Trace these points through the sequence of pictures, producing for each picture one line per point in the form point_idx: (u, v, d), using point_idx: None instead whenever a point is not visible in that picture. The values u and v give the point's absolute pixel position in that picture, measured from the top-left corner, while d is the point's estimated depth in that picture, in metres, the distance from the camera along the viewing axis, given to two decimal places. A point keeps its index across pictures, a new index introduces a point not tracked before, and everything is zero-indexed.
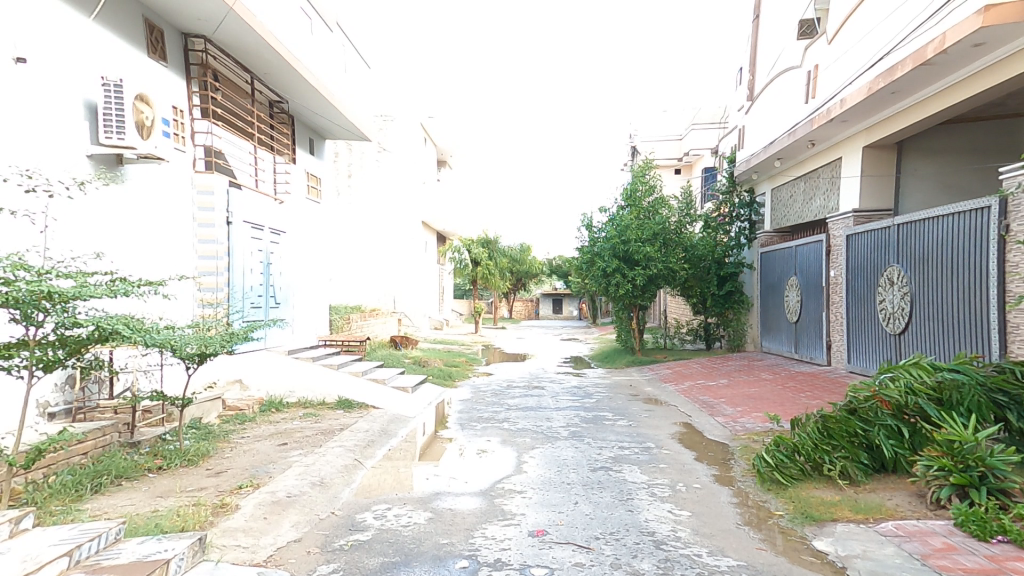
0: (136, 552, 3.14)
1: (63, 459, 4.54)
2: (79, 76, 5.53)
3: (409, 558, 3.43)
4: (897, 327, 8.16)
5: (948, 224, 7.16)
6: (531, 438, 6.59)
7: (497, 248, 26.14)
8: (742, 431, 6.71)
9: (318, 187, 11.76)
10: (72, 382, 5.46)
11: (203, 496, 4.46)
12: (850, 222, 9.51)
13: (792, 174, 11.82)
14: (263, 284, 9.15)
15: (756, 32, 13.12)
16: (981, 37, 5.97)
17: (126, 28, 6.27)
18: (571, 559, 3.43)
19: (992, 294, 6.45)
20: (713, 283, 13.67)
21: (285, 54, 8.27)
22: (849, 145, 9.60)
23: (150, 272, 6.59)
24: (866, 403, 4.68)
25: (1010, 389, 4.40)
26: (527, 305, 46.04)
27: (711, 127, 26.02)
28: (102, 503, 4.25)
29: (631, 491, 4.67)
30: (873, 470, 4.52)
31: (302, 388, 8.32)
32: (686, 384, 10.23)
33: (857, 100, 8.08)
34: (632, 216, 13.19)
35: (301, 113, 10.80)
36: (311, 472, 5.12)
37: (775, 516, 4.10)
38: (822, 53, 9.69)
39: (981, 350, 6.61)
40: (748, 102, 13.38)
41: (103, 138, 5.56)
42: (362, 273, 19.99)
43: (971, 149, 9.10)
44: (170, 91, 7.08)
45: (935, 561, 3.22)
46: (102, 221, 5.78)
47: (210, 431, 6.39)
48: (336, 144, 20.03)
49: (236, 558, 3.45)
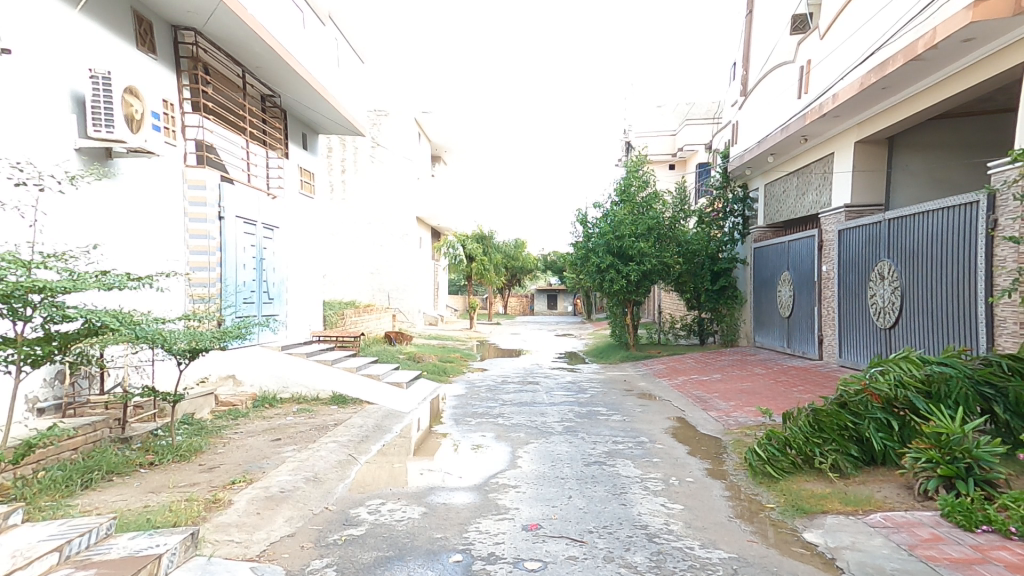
0: (127, 548, 3.14)
1: (52, 454, 4.52)
2: (66, 68, 5.47)
3: (403, 553, 3.43)
4: (888, 321, 8.22)
5: (938, 218, 7.21)
6: (525, 433, 6.61)
7: (492, 244, 26.12)
8: (736, 426, 6.74)
9: (311, 182, 11.69)
10: (61, 378, 5.41)
11: (195, 492, 4.45)
12: (843, 217, 9.58)
13: (786, 169, 11.85)
14: (256, 279, 9.10)
15: (750, 28, 13.13)
16: (971, 32, 6.00)
17: (114, 21, 6.21)
18: (565, 552, 3.44)
19: (980, 288, 6.51)
20: (707, 278, 13.72)
21: (277, 48, 8.22)
22: (841, 141, 9.64)
23: (140, 266, 6.55)
24: (856, 397, 4.74)
25: (997, 381, 4.44)
26: (522, 301, 46.09)
27: (705, 122, 26.09)
28: (93, 499, 4.23)
29: (624, 486, 4.69)
30: (864, 463, 4.55)
31: (295, 383, 8.25)
32: (680, 379, 10.26)
33: (849, 95, 8.10)
34: (626, 211, 13.20)
35: (294, 108, 10.74)
36: (305, 467, 5.12)
37: (766, 509, 4.13)
38: (815, 49, 9.71)
39: (970, 344, 6.66)
40: (742, 97, 13.39)
41: (92, 131, 5.48)
42: (356, 269, 19.97)
43: (962, 145, 9.16)
44: (160, 84, 7.02)
45: (922, 552, 3.25)
46: (92, 216, 5.75)
47: (203, 426, 6.38)
48: (330, 140, 20.04)
49: (229, 553, 3.45)
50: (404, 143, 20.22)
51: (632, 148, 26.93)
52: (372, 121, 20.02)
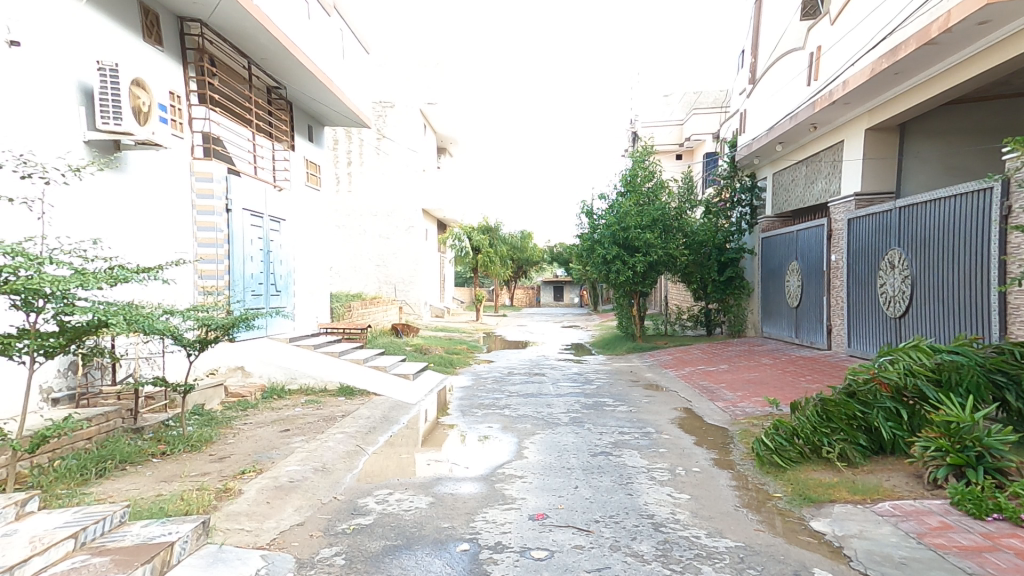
0: (140, 535, 3.18)
1: (67, 444, 4.58)
2: (73, 60, 5.49)
3: (411, 542, 3.46)
4: (897, 311, 8.17)
5: (949, 206, 7.14)
6: (531, 424, 6.62)
7: (498, 236, 26.13)
8: (742, 416, 6.72)
9: (318, 174, 11.69)
10: (74, 368, 5.49)
11: (206, 481, 4.50)
12: (852, 207, 9.50)
13: (794, 158, 11.75)
14: (263, 271, 9.15)
15: (757, 15, 13.00)
16: (987, 15, 5.90)
17: (121, 12, 6.21)
18: (571, 541, 3.46)
19: (992, 275, 6.45)
20: (714, 269, 13.63)
21: (283, 39, 8.21)
22: (851, 128, 9.53)
23: (150, 258, 6.59)
24: (865, 386, 4.71)
25: (1009, 369, 4.40)
26: (528, 293, 46.20)
27: (712, 111, 25.88)
28: (107, 487, 4.29)
29: (630, 476, 4.70)
30: (872, 452, 4.53)
31: (302, 375, 8.27)
32: (687, 370, 10.24)
33: (860, 82, 8.01)
34: (631, 202, 13.12)
35: (300, 100, 10.75)
36: (314, 458, 5.16)
37: (774, 498, 4.13)
38: (825, 35, 9.59)
39: (982, 333, 6.61)
40: (750, 85, 13.28)
41: (100, 124, 5.50)
42: (362, 261, 20.00)
43: (975, 131, 9.04)
44: (166, 76, 7.02)
45: (931, 540, 3.24)
46: (101, 208, 5.78)
47: (213, 417, 6.44)
48: (336, 132, 20.15)
49: (240, 540, 3.49)
50: (410, 135, 20.22)
51: (637, 138, 26.76)
52: (376, 113, 20.16)
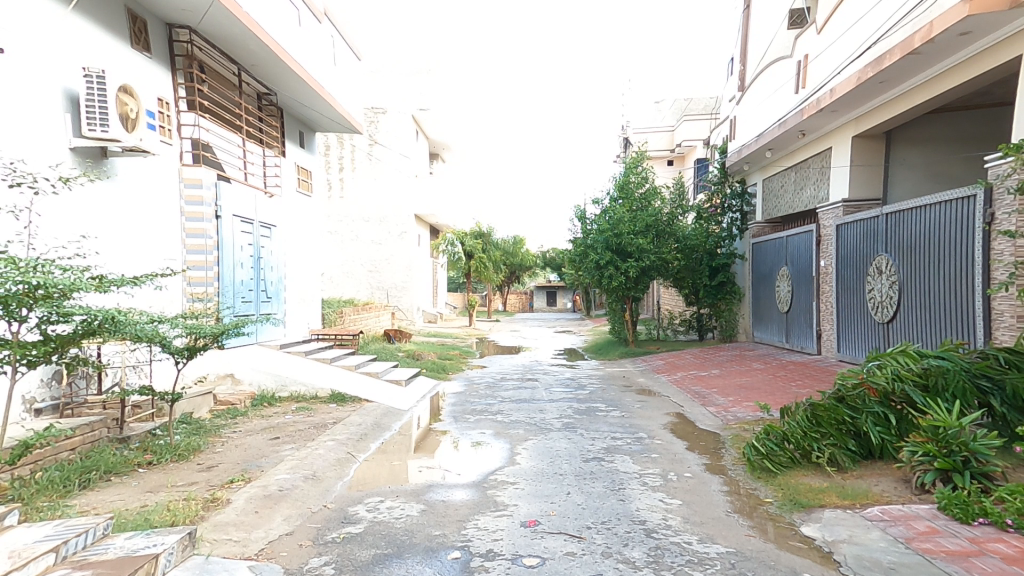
0: (125, 547, 3.14)
1: (50, 455, 4.53)
2: (60, 67, 5.47)
3: (401, 550, 3.44)
4: (885, 316, 8.24)
5: (935, 213, 7.21)
6: (524, 430, 6.60)
7: (490, 241, 26.13)
8: (734, 421, 6.74)
9: (308, 180, 11.58)
10: (58, 378, 5.41)
11: (193, 491, 4.46)
12: (840, 212, 9.60)
13: (783, 165, 11.85)
14: (254, 278, 9.11)
15: (745, 24, 13.19)
16: (968, 25, 5.99)
17: (107, 19, 6.18)
18: (563, 548, 3.44)
19: (977, 281, 6.52)
20: (705, 274, 13.78)
21: (273, 46, 8.20)
22: (839, 135, 9.63)
23: (136, 264, 6.51)
24: (854, 391, 4.72)
25: (993, 374, 4.43)
26: (521, 299, 46.52)
27: (703, 118, 26.37)
28: (91, 499, 4.24)
29: (622, 481, 4.70)
30: (861, 457, 4.56)
31: (293, 382, 8.17)
32: (679, 375, 10.26)
33: (846, 90, 8.10)
34: (624, 208, 13.13)
35: (291, 106, 10.73)
36: (303, 466, 5.11)
37: (765, 503, 4.14)
38: (812, 43, 9.70)
39: (967, 338, 6.67)
40: (739, 93, 13.42)
41: (86, 130, 5.45)
42: (355, 267, 20.00)
43: (960, 139, 9.13)
44: (154, 82, 6.99)
45: (919, 544, 3.26)
46: (88, 215, 5.72)
47: (201, 426, 6.38)
48: (329, 138, 20.35)
49: (227, 551, 3.45)
50: (403, 141, 20.08)
51: (630, 145, 26.93)
52: (368, 119, 20.17)
